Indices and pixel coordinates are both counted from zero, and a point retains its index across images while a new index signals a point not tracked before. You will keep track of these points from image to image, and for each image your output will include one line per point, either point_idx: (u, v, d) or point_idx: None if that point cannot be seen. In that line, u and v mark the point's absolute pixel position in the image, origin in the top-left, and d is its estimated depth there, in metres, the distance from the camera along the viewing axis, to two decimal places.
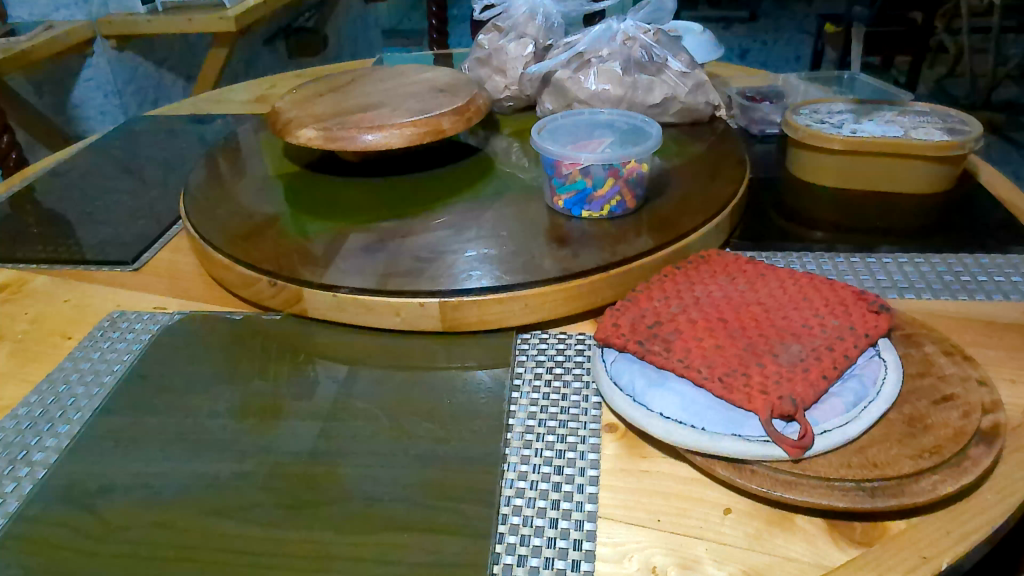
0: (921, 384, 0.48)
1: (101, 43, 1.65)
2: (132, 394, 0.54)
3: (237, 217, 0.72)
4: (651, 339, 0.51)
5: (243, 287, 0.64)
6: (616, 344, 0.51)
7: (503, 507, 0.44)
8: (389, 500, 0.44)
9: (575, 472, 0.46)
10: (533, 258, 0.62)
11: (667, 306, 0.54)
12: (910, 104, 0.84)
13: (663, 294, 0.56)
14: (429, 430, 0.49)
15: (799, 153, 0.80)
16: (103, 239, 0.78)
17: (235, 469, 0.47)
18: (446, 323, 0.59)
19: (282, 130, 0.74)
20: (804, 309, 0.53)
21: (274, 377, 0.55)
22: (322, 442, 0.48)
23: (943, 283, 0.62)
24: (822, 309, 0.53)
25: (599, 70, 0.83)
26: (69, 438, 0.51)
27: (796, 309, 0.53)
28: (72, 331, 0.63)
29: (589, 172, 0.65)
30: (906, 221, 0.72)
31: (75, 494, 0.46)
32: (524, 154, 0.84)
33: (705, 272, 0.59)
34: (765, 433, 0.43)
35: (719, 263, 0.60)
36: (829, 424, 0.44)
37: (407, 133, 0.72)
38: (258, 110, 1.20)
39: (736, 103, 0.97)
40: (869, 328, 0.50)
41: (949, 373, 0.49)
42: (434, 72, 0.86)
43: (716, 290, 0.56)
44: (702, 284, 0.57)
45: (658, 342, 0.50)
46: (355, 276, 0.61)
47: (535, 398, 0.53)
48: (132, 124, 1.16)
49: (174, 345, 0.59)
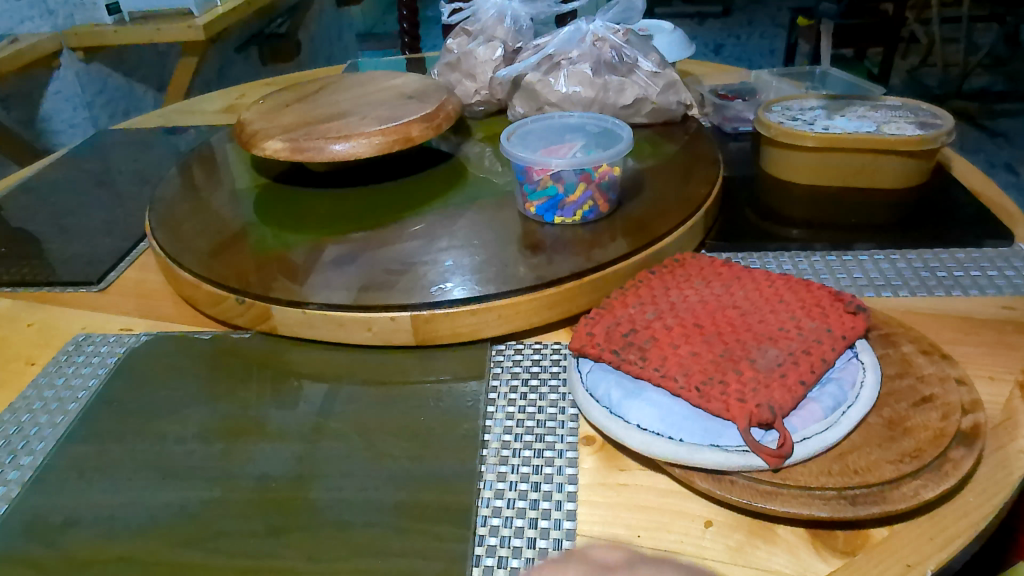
0: (900, 386, 0.47)
1: (67, 56, 1.63)
2: (96, 422, 0.52)
3: (205, 233, 0.70)
4: (627, 348, 0.50)
5: (211, 305, 0.63)
6: (591, 355, 0.50)
7: (480, 527, 0.43)
8: (364, 524, 0.43)
9: (552, 488, 0.45)
10: (505, 266, 0.61)
11: (642, 312, 0.54)
12: (880, 98, 0.83)
13: (638, 300, 0.55)
14: (405, 449, 0.48)
15: (773, 151, 0.80)
16: (69, 258, 0.76)
17: (203, 497, 0.45)
18: (418, 336, 0.57)
19: (249, 142, 0.73)
20: (781, 311, 0.52)
21: (242, 399, 0.53)
22: (294, 465, 0.47)
23: (920, 280, 0.62)
24: (799, 310, 0.52)
25: (570, 72, 0.82)
26: (31, 470, 0.49)
27: (772, 312, 0.52)
28: (35, 356, 0.61)
29: (561, 177, 0.64)
30: (880, 216, 0.72)
31: (37, 529, 0.44)
32: (496, 159, 0.83)
33: (680, 276, 0.58)
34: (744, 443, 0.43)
35: (695, 266, 0.59)
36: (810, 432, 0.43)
37: (375, 141, 0.70)
38: (227, 121, 1.18)
39: (709, 102, 0.96)
40: (846, 330, 0.50)
41: (927, 374, 0.48)
42: (402, 79, 0.84)
43: (692, 294, 0.55)
44: (677, 289, 0.56)
45: (634, 350, 0.49)
46: (325, 291, 0.59)
47: (511, 412, 0.52)
48: (99, 137, 1.14)
49: (139, 368, 0.57)
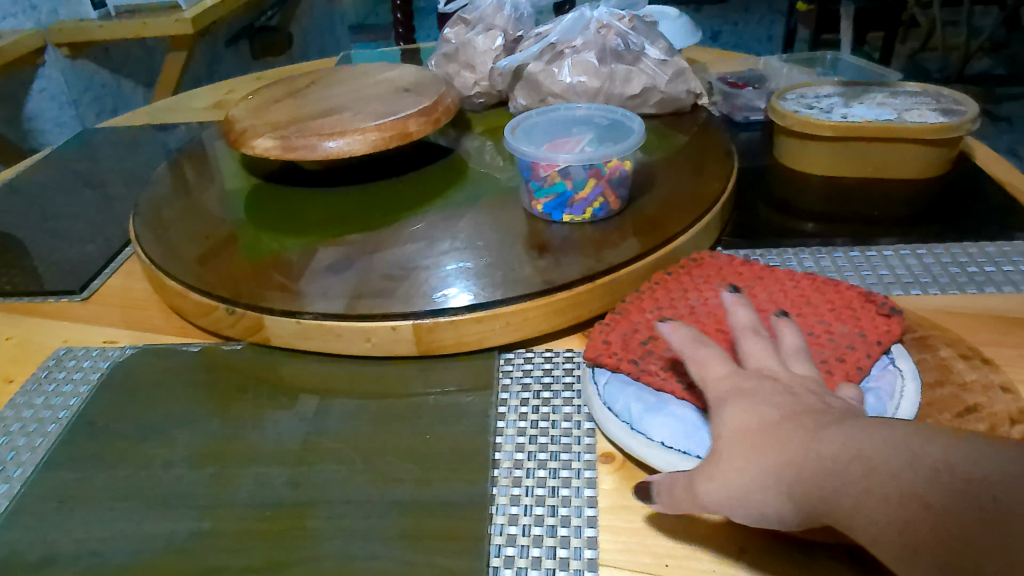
0: (940, 395, 0.44)
1: (52, 53, 1.59)
2: (78, 445, 0.49)
3: (193, 237, 0.67)
4: (646, 358, 0.47)
5: (200, 316, 0.59)
6: (608, 364, 0.47)
7: (493, 558, 0.40)
8: (367, 556, 0.39)
9: (570, 512, 0.42)
10: (512, 269, 0.58)
11: (660, 318, 0.51)
12: (899, 84, 0.80)
13: (655, 305, 0.52)
14: (409, 471, 0.45)
15: (787, 140, 0.76)
16: (50, 265, 0.72)
17: (193, 528, 0.42)
18: (421, 347, 0.54)
19: (237, 141, 0.69)
20: (808, 315, 0.49)
21: (235, 417, 0.50)
22: (290, 490, 0.44)
23: (949, 276, 0.59)
24: (828, 314, 0.49)
25: (574, 61, 0.78)
26: (9, 499, 0.46)
27: (800, 316, 0.49)
28: (15, 373, 0.57)
29: (569, 173, 0.60)
30: (902, 209, 0.69)
31: (13, 566, 0.41)
32: (498, 154, 0.80)
33: (699, 278, 0.55)
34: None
35: (713, 267, 0.56)
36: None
37: (371, 138, 0.67)
38: (217, 117, 1.14)
39: (717, 90, 0.92)
40: (881, 335, 0.47)
41: (970, 381, 0.45)
42: (397, 71, 0.81)
43: (712, 297, 0.52)
44: (697, 291, 0.53)
45: (655, 360, 0.47)
46: (321, 300, 0.56)
47: (523, 428, 0.48)
48: (84, 136, 1.10)
49: (124, 385, 0.54)
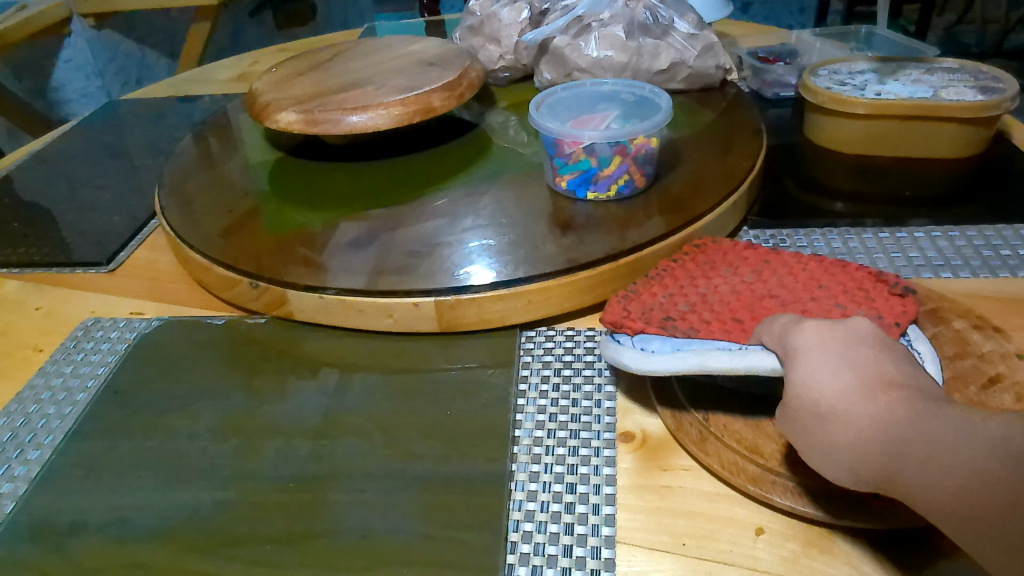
0: (963, 367, 0.43)
1: (78, 22, 1.60)
2: (106, 415, 0.50)
3: (217, 210, 0.67)
4: (669, 328, 0.45)
5: (224, 289, 0.60)
6: (632, 327, 0.46)
7: (511, 534, 0.40)
8: (387, 531, 0.40)
9: (589, 490, 0.42)
10: (535, 246, 0.57)
11: (673, 303, 0.49)
12: (937, 60, 0.77)
13: (666, 292, 0.51)
14: (430, 447, 0.45)
15: (818, 118, 0.75)
16: (78, 236, 0.73)
17: (217, 498, 0.43)
18: (443, 323, 0.54)
19: (261, 114, 0.69)
20: (823, 299, 0.48)
21: (259, 389, 0.51)
22: (311, 464, 0.44)
23: (982, 259, 0.57)
24: (842, 297, 0.48)
25: (601, 35, 0.77)
26: (39, 466, 0.47)
27: (814, 300, 0.48)
28: (44, 342, 0.58)
29: (593, 151, 0.59)
30: (935, 189, 0.67)
31: (43, 531, 0.42)
32: (522, 129, 0.79)
33: (705, 264, 0.54)
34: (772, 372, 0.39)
35: (719, 253, 0.55)
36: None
37: (395, 113, 0.66)
38: (242, 89, 1.14)
39: (747, 65, 0.90)
40: (898, 315, 0.45)
41: (987, 351, 0.43)
42: (421, 44, 0.80)
43: (722, 285, 0.51)
44: (705, 278, 0.52)
45: (679, 332, 0.45)
46: (344, 275, 0.56)
47: (543, 405, 0.48)
48: (110, 107, 1.11)
49: (151, 356, 0.55)
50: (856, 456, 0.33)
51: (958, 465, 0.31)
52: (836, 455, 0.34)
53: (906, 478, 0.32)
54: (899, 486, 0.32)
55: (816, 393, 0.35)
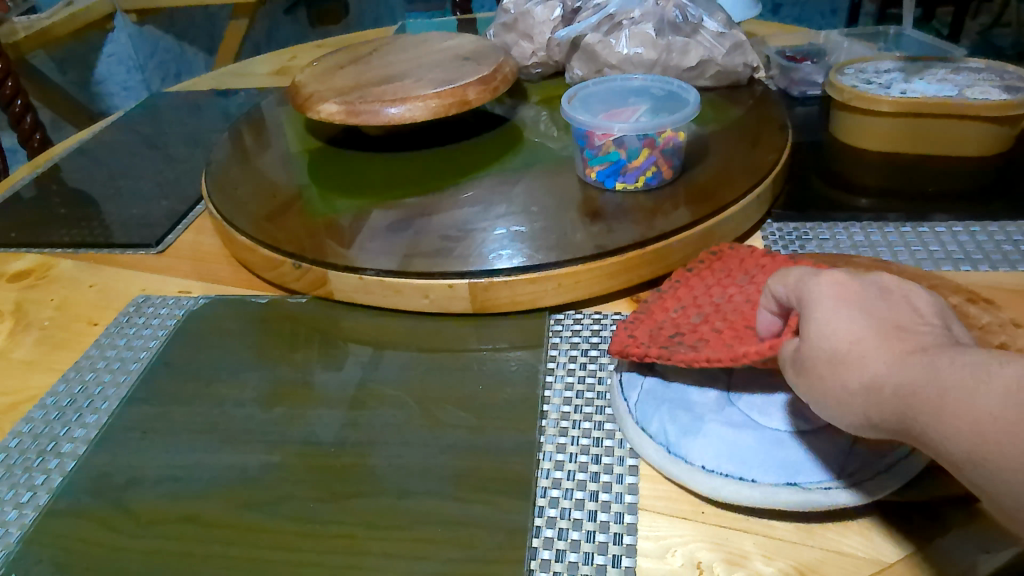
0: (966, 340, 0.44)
1: (122, 18, 1.64)
2: (158, 384, 0.53)
3: (261, 196, 0.70)
4: (674, 344, 0.47)
5: (267, 269, 0.63)
6: (634, 353, 0.48)
7: (539, 499, 0.42)
8: (423, 493, 0.42)
9: (613, 461, 0.44)
10: (565, 233, 0.60)
11: (685, 317, 0.51)
12: (964, 60, 0.78)
13: (679, 304, 0.53)
14: (462, 418, 0.47)
15: (844, 115, 0.76)
16: (127, 219, 0.77)
17: (263, 460, 0.46)
18: (476, 304, 0.56)
19: (304, 105, 0.72)
20: None
21: (299, 363, 0.54)
22: (349, 432, 0.47)
23: (1002, 253, 0.59)
24: None
25: (631, 32, 0.79)
26: (97, 428, 0.50)
27: None
28: (98, 317, 0.62)
29: (623, 143, 0.61)
30: (958, 186, 0.68)
31: (102, 487, 0.45)
32: (552, 123, 0.81)
33: (721, 272, 0.55)
34: (828, 478, 0.39)
35: (735, 260, 0.56)
36: (884, 459, 0.39)
37: (431, 105, 0.69)
38: (280, 83, 1.18)
39: (775, 64, 0.92)
40: None
41: (987, 322, 0.45)
42: (457, 40, 0.83)
43: (737, 294, 0.52)
44: (720, 287, 0.54)
45: (683, 346, 0.47)
46: (380, 256, 0.59)
47: (570, 383, 0.51)
48: (153, 100, 1.15)
49: (198, 332, 0.58)
50: (870, 401, 0.34)
51: (973, 405, 0.29)
52: (851, 401, 0.34)
53: (923, 424, 0.31)
54: (913, 433, 0.32)
55: (833, 341, 0.36)
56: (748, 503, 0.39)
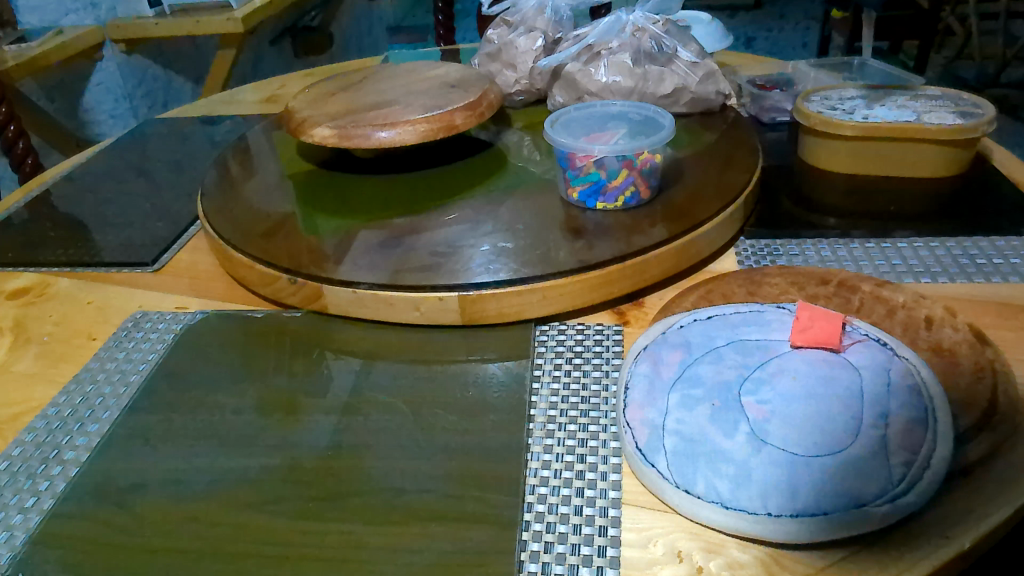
0: (938, 362, 0.50)
1: (110, 48, 1.67)
2: (158, 394, 0.55)
3: (256, 216, 0.73)
4: None
5: (263, 285, 0.65)
6: None
7: (528, 495, 0.44)
8: (417, 491, 0.45)
9: (597, 460, 0.47)
10: (548, 249, 0.63)
11: None
12: (922, 88, 0.83)
13: None
14: (454, 422, 0.50)
15: (811, 139, 0.81)
16: (123, 240, 0.79)
17: (263, 463, 0.48)
18: (465, 316, 0.59)
19: (297, 129, 0.75)
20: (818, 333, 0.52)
21: (295, 373, 0.56)
22: (345, 436, 0.49)
23: (959, 267, 0.63)
24: None
25: (610, 62, 0.84)
26: (99, 436, 0.52)
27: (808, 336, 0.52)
28: (97, 332, 0.64)
29: (602, 164, 0.65)
30: (919, 206, 0.72)
31: (107, 491, 0.47)
32: (536, 148, 0.85)
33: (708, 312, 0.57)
34: (887, 493, 0.40)
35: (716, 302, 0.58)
36: (919, 457, 0.42)
37: (420, 129, 0.72)
38: (269, 110, 1.21)
39: (747, 92, 0.97)
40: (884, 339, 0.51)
41: (957, 343, 0.52)
42: (444, 68, 0.86)
43: None
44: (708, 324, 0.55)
45: None
46: (371, 271, 0.62)
47: (556, 388, 0.53)
48: (144, 127, 1.17)
49: (196, 345, 0.60)
50: None
51: None
52: None
53: None
54: None
55: None
56: (828, 538, 0.39)
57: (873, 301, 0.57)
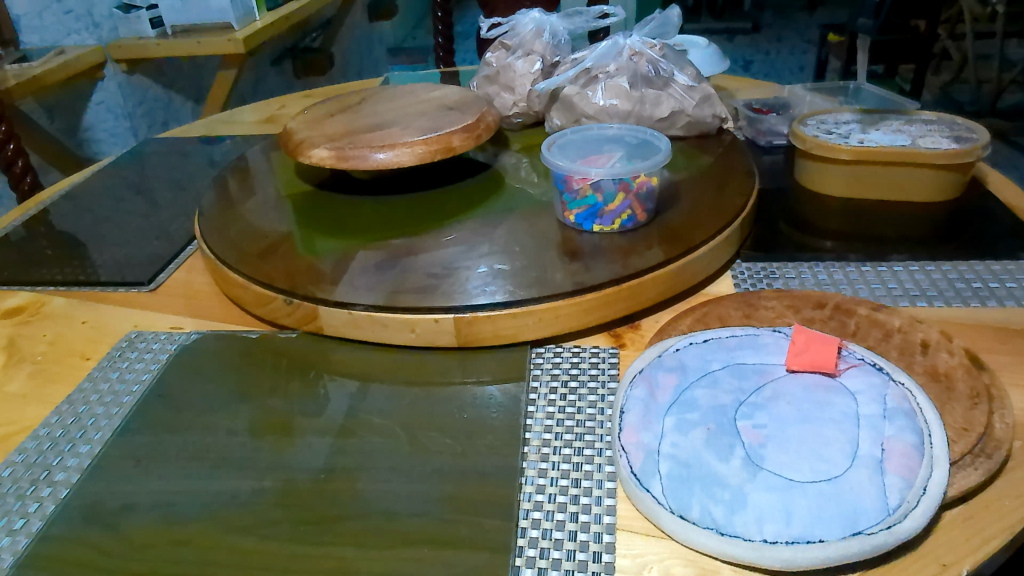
0: (935, 386, 0.50)
1: (111, 67, 1.68)
2: (150, 415, 0.54)
3: (252, 237, 0.73)
4: None
5: (259, 305, 0.65)
6: None
7: (522, 520, 0.44)
8: (410, 514, 0.44)
9: (592, 485, 0.46)
10: (544, 271, 0.63)
11: None
12: (917, 112, 0.84)
13: None
14: (448, 445, 0.49)
15: (807, 163, 0.81)
16: (119, 259, 0.79)
17: (254, 486, 0.47)
18: (460, 338, 0.59)
19: (295, 150, 0.75)
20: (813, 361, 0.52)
21: (289, 395, 0.55)
22: (338, 458, 0.49)
23: (955, 290, 0.63)
24: None
25: (607, 85, 0.84)
26: (90, 457, 0.51)
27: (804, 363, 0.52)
28: (91, 352, 0.63)
29: (600, 187, 0.65)
30: (915, 229, 0.73)
31: (96, 513, 0.46)
32: (533, 170, 0.85)
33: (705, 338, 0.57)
34: (884, 519, 0.40)
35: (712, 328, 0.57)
36: (916, 482, 0.41)
37: (418, 150, 0.72)
38: (268, 131, 1.21)
39: (743, 116, 0.98)
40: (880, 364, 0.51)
41: (953, 367, 0.51)
42: (442, 90, 0.87)
43: None
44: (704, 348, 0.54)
45: None
46: (367, 293, 0.61)
47: (551, 412, 0.53)
48: (143, 147, 1.17)
49: (190, 366, 0.60)
50: None
51: None
52: None
53: None
54: None
55: None
56: (824, 565, 0.38)
57: (869, 325, 0.57)
